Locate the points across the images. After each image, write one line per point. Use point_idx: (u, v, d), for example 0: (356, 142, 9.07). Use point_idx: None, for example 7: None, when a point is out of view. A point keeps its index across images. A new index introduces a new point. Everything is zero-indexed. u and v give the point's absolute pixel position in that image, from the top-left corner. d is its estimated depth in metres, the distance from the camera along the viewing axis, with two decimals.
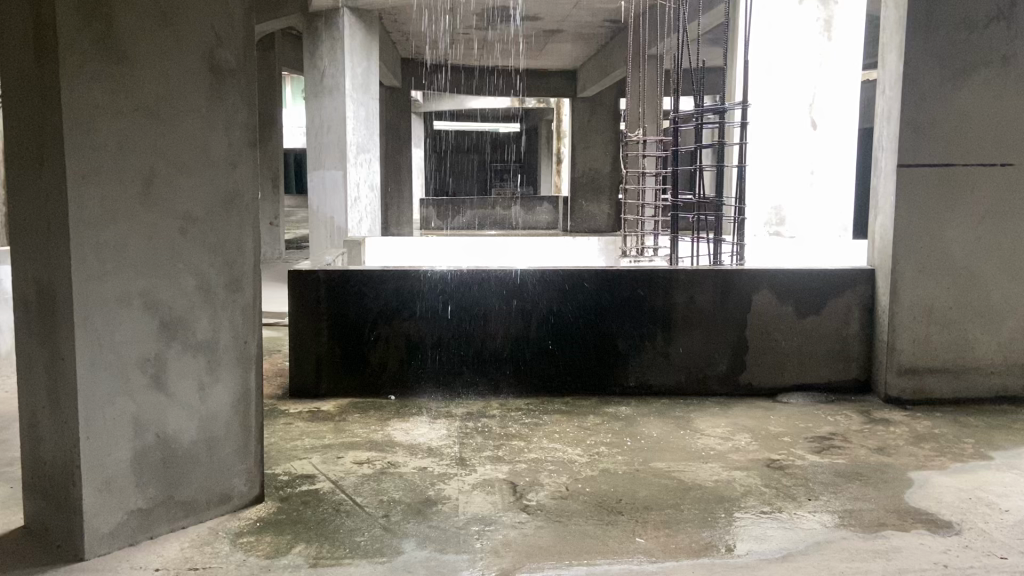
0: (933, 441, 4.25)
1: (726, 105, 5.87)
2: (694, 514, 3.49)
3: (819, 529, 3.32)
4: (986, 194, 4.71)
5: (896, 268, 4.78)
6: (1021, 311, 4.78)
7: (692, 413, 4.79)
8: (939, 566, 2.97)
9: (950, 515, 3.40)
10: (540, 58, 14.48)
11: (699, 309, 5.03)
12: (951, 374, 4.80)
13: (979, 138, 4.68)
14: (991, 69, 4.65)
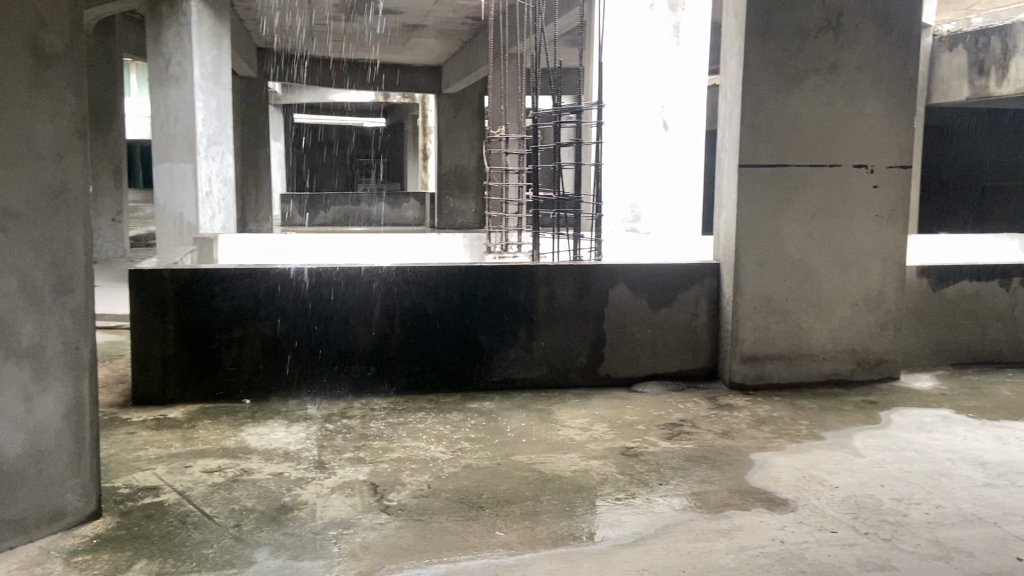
0: (772, 424, 4.54)
1: (583, 105, 6.00)
2: (552, 505, 3.56)
3: (669, 513, 3.47)
4: (816, 193, 5.07)
5: (739, 263, 5.06)
6: (848, 301, 5.18)
7: (552, 405, 4.89)
8: (776, 542, 3.18)
9: (786, 493, 3.64)
10: (404, 53, 14.35)
11: (559, 304, 5.14)
12: (788, 361, 5.15)
13: (810, 140, 5.03)
14: (819, 76, 5.00)
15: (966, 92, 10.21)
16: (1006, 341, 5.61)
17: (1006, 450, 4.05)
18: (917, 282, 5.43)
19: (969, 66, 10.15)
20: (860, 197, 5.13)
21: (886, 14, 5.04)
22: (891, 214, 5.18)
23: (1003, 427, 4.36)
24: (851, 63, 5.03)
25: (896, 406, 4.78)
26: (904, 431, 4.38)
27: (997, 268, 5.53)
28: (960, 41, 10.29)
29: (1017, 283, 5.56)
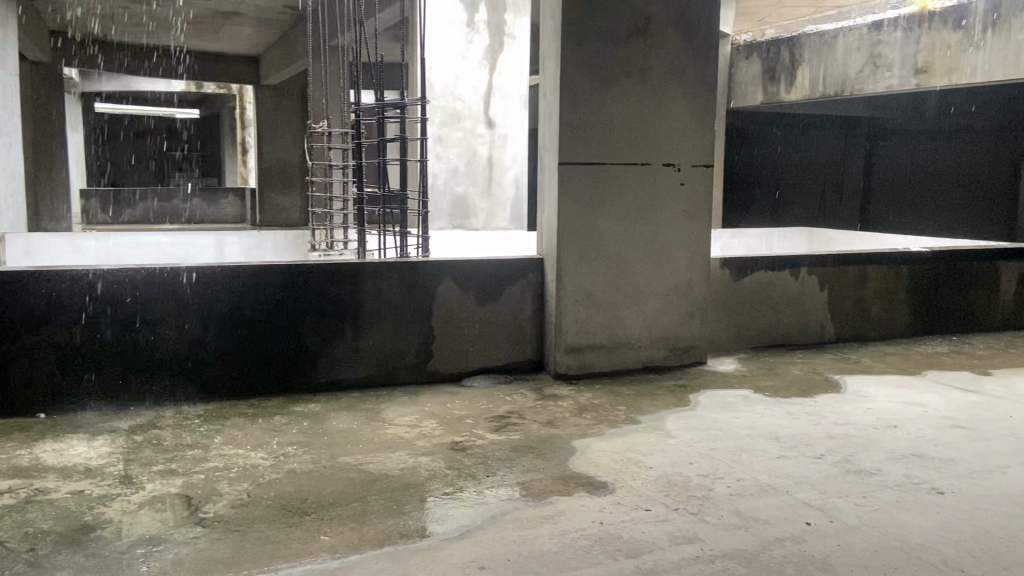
0: (593, 411, 4.74)
1: (407, 100, 5.94)
2: (379, 504, 3.52)
3: (495, 504, 3.54)
4: (630, 189, 5.34)
5: (560, 256, 5.22)
6: (660, 292, 5.51)
7: (379, 404, 4.84)
8: (595, 524, 3.31)
9: (605, 477, 3.81)
10: (218, 41, 13.66)
11: (386, 302, 5.09)
12: (607, 351, 5.40)
13: (623, 140, 5.29)
14: (630, 79, 5.26)
15: (760, 97, 11.04)
16: (796, 324, 6.18)
17: (797, 424, 4.45)
18: (720, 272, 5.86)
19: (762, 73, 10.99)
20: (669, 194, 5.46)
21: (689, 23, 5.39)
22: (696, 209, 5.55)
23: (795, 404, 4.79)
24: (659, 68, 5.34)
25: (704, 389, 5.14)
26: (711, 411, 4.70)
27: (788, 259, 6.07)
28: (755, 50, 11.10)
29: (804, 273, 6.13)
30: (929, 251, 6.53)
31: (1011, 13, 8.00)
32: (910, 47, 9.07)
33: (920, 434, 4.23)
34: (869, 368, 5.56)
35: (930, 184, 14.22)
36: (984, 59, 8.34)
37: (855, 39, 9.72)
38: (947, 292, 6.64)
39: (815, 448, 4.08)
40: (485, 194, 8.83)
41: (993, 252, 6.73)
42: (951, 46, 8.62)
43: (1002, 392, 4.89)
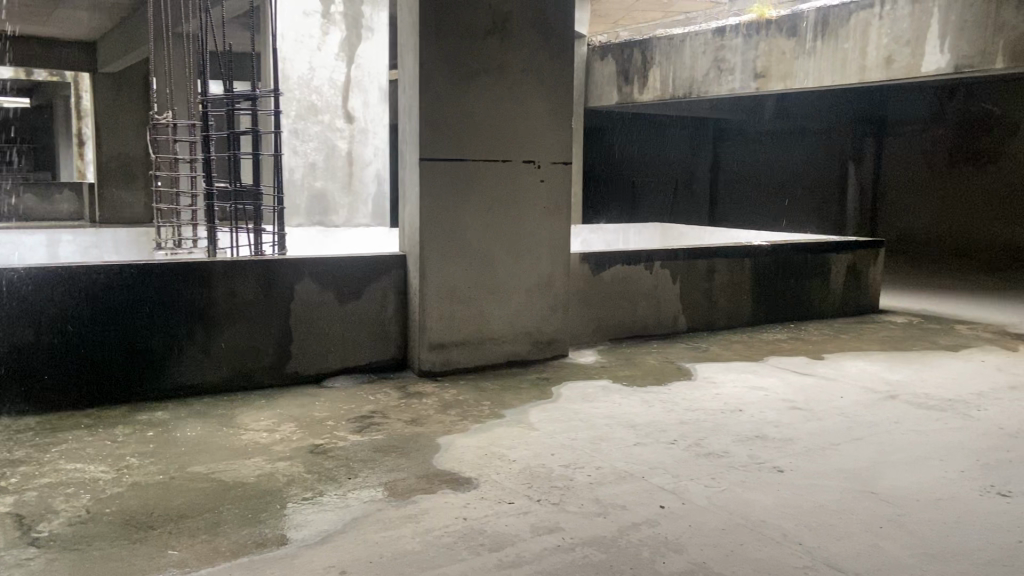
0: (457, 407, 4.73)
1: (259, 92, 5.68)
2: (233, 514, 3.36)
3: (358, 506, 3.46)
4: (491, 185, 5.37)
5: (423, 253, 5.18)
6: (523, 288, 5.58)
7: (234, 409, 4.63)
8: (459, 520, 3.31)
9: (469, 472, 3.82)
10: (49, 24, 12.63)
11: (240, 303, 4.88)
12: (471, 346, 5.41)
13: (484, 137, 5.31)
14: (490, 75, 5.29)
15: (616, 98, 11.30)
16: (651, 316, 6.43)
17: (651, 411, 4.64)
18: (580, 267, 6.00)
19: (618, 74, 11.24)
20: (530, 190, 5.53)
21: (546, 21, 5.48)
22: (556, 205, 5.66)
23: (650, 393, 4.99)
24: (517, 65, 5.39)
25: (565, 381, 5.25)
26: (572, 403, 4.81)
27: (643, 253, 6.31)
28: (609, 51, 11.31)
29: (658, 266, 6.39)
30: (769, 245, 6.96)
31: (838, 22, 8.34)
32: (750, 52, 9.35)
33: (763, 416, 4.50)
34: (717, 356, 5.86)
35: (771, 182, 15.18)
36: (815, 65, 8.67)
37: (700, 43, 9.97)
38: (786, 283, 7.10)
39: (669, 434, 4.25)
40: (345, 190, 8.69)
41: (825, 245, 7.25)
42: (786, 52, 8.94)
43: (834, 374, 5.29)
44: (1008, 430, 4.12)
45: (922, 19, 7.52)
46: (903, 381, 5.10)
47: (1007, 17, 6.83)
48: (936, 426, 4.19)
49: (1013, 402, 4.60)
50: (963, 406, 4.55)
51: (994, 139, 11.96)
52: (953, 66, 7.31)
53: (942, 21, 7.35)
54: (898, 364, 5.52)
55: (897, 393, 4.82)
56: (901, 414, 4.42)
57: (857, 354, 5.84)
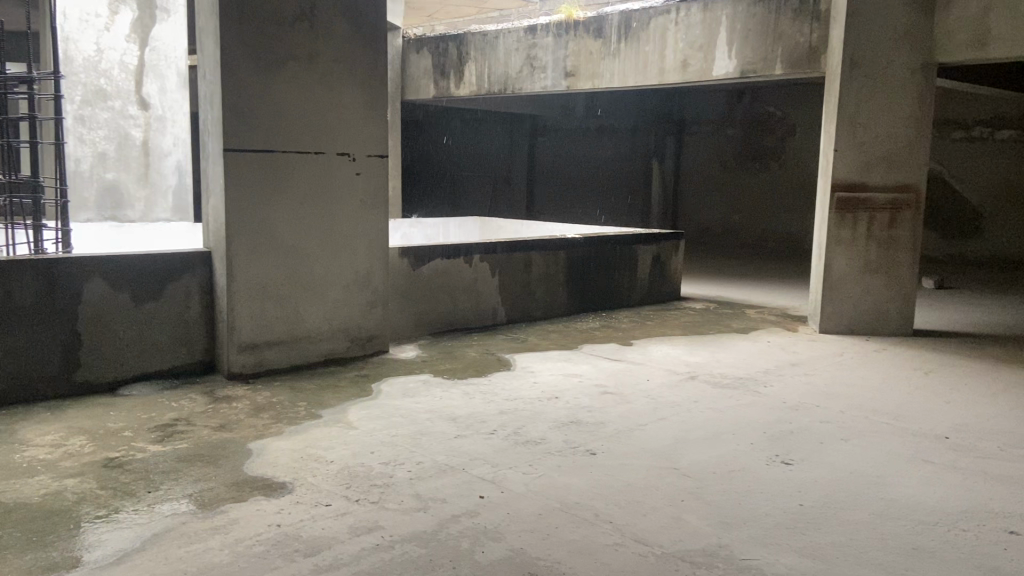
0: (270, 410, 4.53)
1: (35, 75, 5.11)
2: (11, 539, 3.01)
3: (159, 520, 3.22)
4: (303, 178, 5.18)
5: (231, 249, 4.90)
6: (339, 284, 5.44)
7: (13, 423, 4.16)
8: (272, 527, 3.16)
9: (283, 477, 3.66)
10: None
11: (17, 306, 4.38)
12: (285, 346, 5.20)
13: (294, 127, 5.11)
14: (298, 64, 5.09)
15: (432, 91, 11.28)
16: (471, 309, 6.49)
17: (471, 403, 4.67)
18: (398, 262, 5.94)
19: (433, 69, 11.21)
20: (344, 183, 5.39)
21: (356, 10, 5.35)
22: (374, 199, 5.56)
23: (470, 385, 5.03)
24: (327, 54, 5.24)
25: (384, 377, 5.17)
26: (392, 399, 4.75)
27: (462, 247, 6.35)
28: (424, 45, 11.23)
29: (477, 260, 6.46)
30: (582, 237, 7.26)
31: (639, 27, 8.75)
32: (561, 51, 9.63)
33: (576, 402, 4.67)
34: (534, 346, 6.02)
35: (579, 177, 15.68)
36: (618, 66, 9.06)
37: (513, 40, 10.15)
38: (598, 273, 7.43)
39: (488, 425, 4.30)
40: (140, 182, 8.19)
41: (633, 237, 7.65)
42: (593, 53, 9.26)
43: (641, 359, 5.59)
44: (791, 403, 4.53)
45: (711, 26, 8.05)
46: (702, 363, 5.48)
47: (783, 27, 7.48)
48: (731, 404, 4.54)
49: (794, 377, 5.08)
50: (753, 383, 4.96)
51: (775, 140, 13.39)
52: (739, 71, 7.90)
53: (729, 29, 7.90)
54: (697, 347, 5.92)
55: (697, 374, 5.18)
56: (701, 393, 4.75)
57: (662, 339, 6.22)
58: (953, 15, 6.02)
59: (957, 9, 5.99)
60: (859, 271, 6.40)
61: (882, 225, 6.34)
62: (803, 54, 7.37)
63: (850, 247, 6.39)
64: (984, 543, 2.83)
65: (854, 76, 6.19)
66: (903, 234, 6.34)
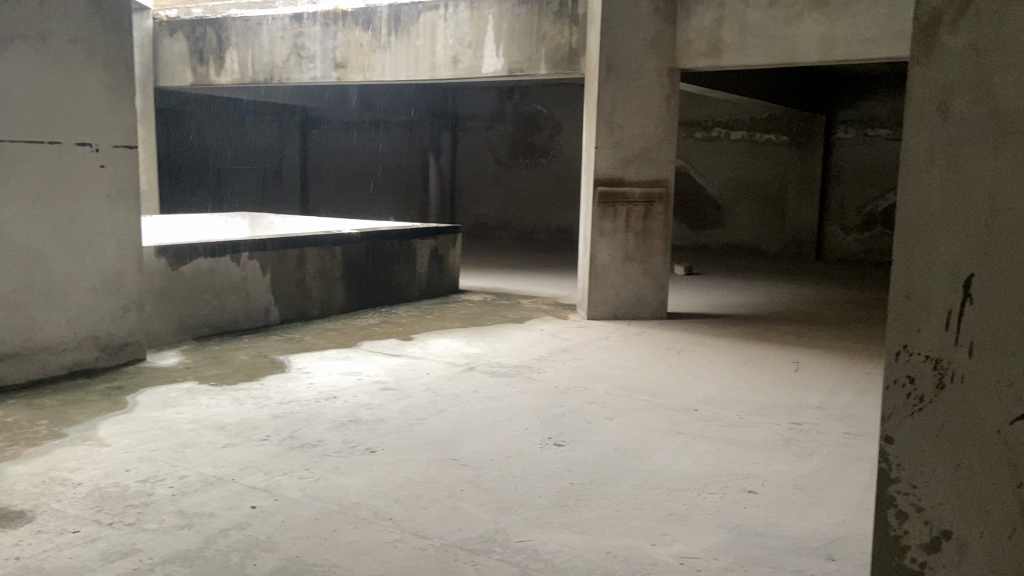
0: (4, 432, 3.99)
1: None
2: None
3: None
4: (36, 171, 4.60)
5: None
6: (84, 287, 4.91)
7: None
8: (8, 561, 2.78)
9: (21, 504, 3.24)
10: None
11: None
12: (20, 359, 4.61)
13: (22, 114, 4.51)
14: (26, 44, 4.52)
15: (190, 78, 10.51)
16: (240, 310, 6.16)
17: (241, 409, 4.42)
18: (154, 262, 5.51)
19: (190, 54, 10.44)
20: (87, 178, 4.86)
21: None
22: (121, 194, 5.07)
23: (241, 390, 4.76)
24: (60, 34, 4.68)
25: (143, 387, 4.75)
26: (151, 410, 4.37)
27: (227, 245, 6.00)
28: (179, 28, 10.43)
29: (245, 258, 6.14)
30: (358, 233, 7.09)
31: (409, 21, 8.72)
32: (329, 41, 9.38)
33: (356, 400, 4.58)
34: (311, 345, 5.82)
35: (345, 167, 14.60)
36: (390, 60, 8.97)
37: (278, 28, 9.72)
38: (375, 269, 7.33)
39: (260, 431, 4.09)
40: None
41: (409, 232, 7.60)
42: (363, 45, 9.12)
43: (421, 353, 5.61)
44: (562, 387, 4.75)
45: (478, 24, 8.23)
46: (480, 353, 5.61)
47: (546, 29, 7.83)
48: (507, 392, 4.67)
49: (565, 362, 5.34)
50: (528, 370, 5.15)
51: (544, 136, 14.10)
52: (507, 69, 8.15)
53: (496, 28, 8.13)
54: (476, 339, 6.04)
55: (475, 364, 5.29)
56: (478, 383, 4.85)
57: (442, 332, 6.27)
58: (691, 26, 6.62)
59: (695, 20, 6.60)
60: (620, 260, 6.87)
61: (639, 217, 6.84)
62: (564, 56, 7.76)
63: (611, 238, 6.84)
64: (727, 502, 3.14)
65: (609, 79, 6.61)
66: (656, 225, 6.88)
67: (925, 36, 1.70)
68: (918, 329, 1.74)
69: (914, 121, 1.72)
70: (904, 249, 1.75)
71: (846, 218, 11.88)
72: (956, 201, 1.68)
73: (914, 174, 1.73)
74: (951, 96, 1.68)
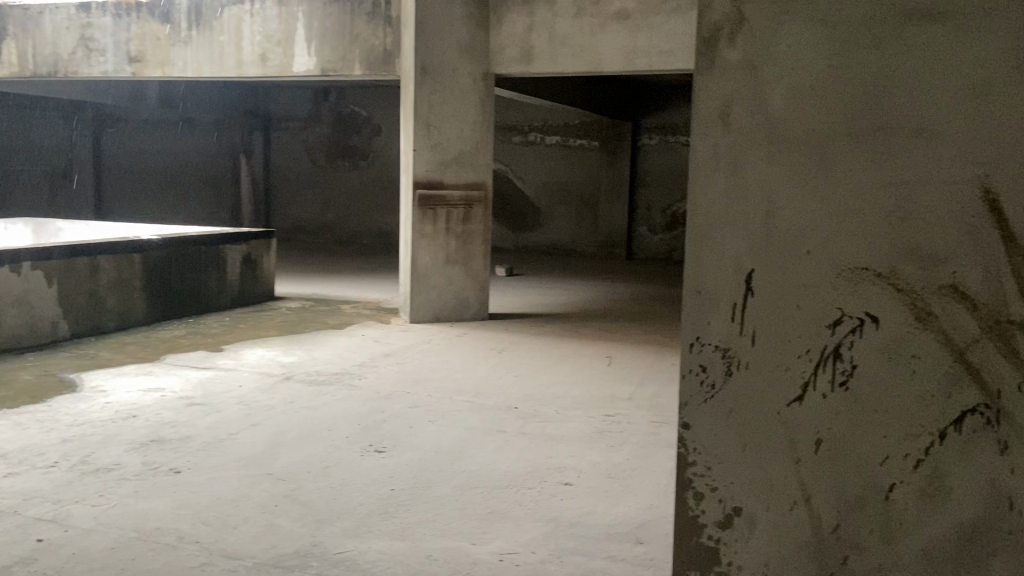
0: None
1: None
2: None
3: None
4: None
5: None
6: None
7: None
8: None
9: None
10: None
11: None
12: None
13: None
14: None
15: None
16: (23, 324, 5.58)
17: (25, 435, 3.98)
18: None
19: None
20: None
21: None
22: None
23: (24, 413, 4.29)
24: None
25: None
26: None
27: (4, 253, 5.40)
28: None
29: (28, 268, 5.55)
30: (158, 239, 6.63)
31: (210, 15, 8.27)
32: (122, 34, 8.71)
33: (159, 418, 4.27)
34: (107, 361, 5.37)
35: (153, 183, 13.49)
36: (190, 56, 8.45)
37: (63, 18, 8.92)
38: (180, 277, 6.88)
39: (47, 457, 3.71)
40: None
41: (218, 237, 7.21)
42: (160, 39, 8.52)
43: (232, 364, 5.33)
44: (383, 393, 4.70)
45: (287, 21, 7.95)
46: (296, 362, 5.41)
47: (359, 29, 7.70)
48: (326, 400, 4.55)
49: (387, 367, 5.28)
50: (347, 377, 5.04)
51: (362, 139, 13.91)
52: (319, 69, 7.92)
53: (306, 26, 7.88)
54: (292, 347, 5.83)
55: (292, 374, 5.10)
56: (295, 394, 4.68)
57: (255, 342, 6.00)
58: (504, 32, 6.78)
59: (507, 27, 6.77)
60: (441, 263, 6.89)
61: (458, 220, 6.90)
62: (378, 57, 7.67)
63: (432, 241, 6.84)
64: (545, 496, 3.23)
65: (425, 81, 6.62)
66: (476, 227, 6.96)
67: (707, 49, 1.83)
68: (708, 321, 1.87)
69: (700, 127, 1.84)
70: (695, 247, 1.87)
71: (652, 219, 12.62)
72: (739, 203, 1.82)
73: (700, 177, 1.85)
74: (729, 105, 1.82)
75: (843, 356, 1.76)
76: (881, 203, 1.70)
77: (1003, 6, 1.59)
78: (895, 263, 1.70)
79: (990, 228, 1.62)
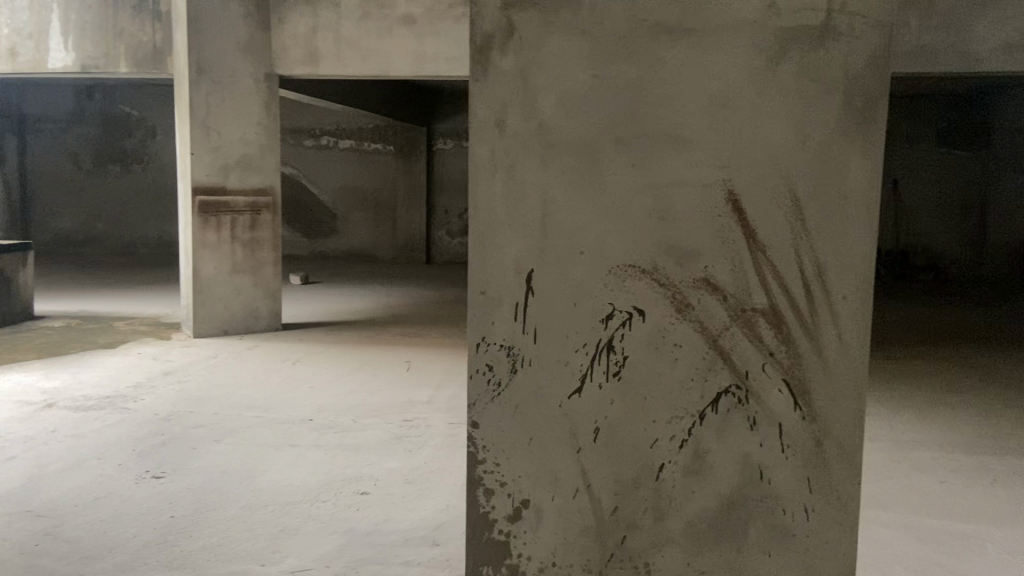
0: None
1: None
2: None
3: None
4: None
5: None
6: None
7: None
8: None
9: None
10: None
11: None
12: None
13: None
14: None
15: None
16: None
17: None
18: None
19: None
20: None
21: None
22: None
23: None
24: None
25: None
26: None
27: None
28: None
29: None
30: None
31: None
32: None
33: None
34: None
35: None
36: None
37: None
38: None
39: None
40: None
41: None
42: None
43: None
44: (163, 415, 4.36)
45: (40, 12, 7.18)
46: (61, 387, 4.90)
47: (123, 23, 7.09)
48: (96, 427, 4.15)
49: (167, 387, 4.91)
50: (120, 400, 4.63)
51: (135, 141, 12.85)
52: (79, 65, 7.21)
53: (62, 18, 7.15)
54: (55, 371, 5.26)
55: (55, 401, 4.59)
56: (57, 422, 4.22)
57: (10, 367, 5.36)
58: (286, 32, 6.59)
59: (289, 27, 6.58)
60: (227, 272, 6.52)
61: (244, 227, 6.57)
62: (145, 54, 7.08)
63: (215, 249, 6.46)
64: (340, 508, 3.16)
65: (202, 80, 6.26)
66: (264, 234, 6.67)
67: (480, 55, 1.87)
68: (493, 321, 1.91)
69: (477, 132, 1.88)
70: (477, 249, 1.90)
71: (450, 223, 12.76)
72: (516, 206, 1.88)
73: (479, 181, 1.88)
74: (504, 111, 1.87)
75: (616, 348, 1.87)
76: (642, 206, 1.84)
77: (736, 29, 1.79)
78: (657, 260, 1.84)
79: (734, 226, 1.82)
